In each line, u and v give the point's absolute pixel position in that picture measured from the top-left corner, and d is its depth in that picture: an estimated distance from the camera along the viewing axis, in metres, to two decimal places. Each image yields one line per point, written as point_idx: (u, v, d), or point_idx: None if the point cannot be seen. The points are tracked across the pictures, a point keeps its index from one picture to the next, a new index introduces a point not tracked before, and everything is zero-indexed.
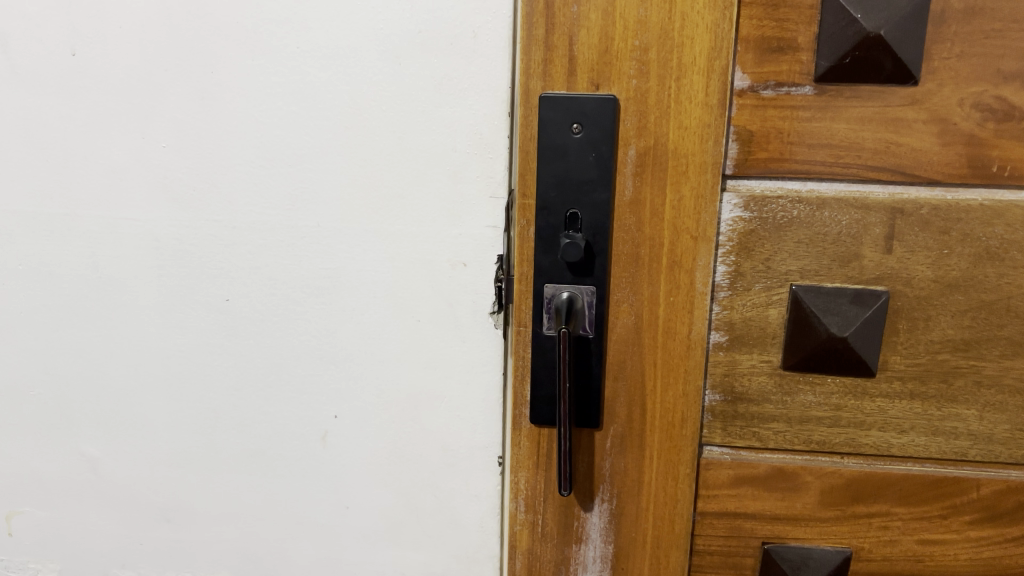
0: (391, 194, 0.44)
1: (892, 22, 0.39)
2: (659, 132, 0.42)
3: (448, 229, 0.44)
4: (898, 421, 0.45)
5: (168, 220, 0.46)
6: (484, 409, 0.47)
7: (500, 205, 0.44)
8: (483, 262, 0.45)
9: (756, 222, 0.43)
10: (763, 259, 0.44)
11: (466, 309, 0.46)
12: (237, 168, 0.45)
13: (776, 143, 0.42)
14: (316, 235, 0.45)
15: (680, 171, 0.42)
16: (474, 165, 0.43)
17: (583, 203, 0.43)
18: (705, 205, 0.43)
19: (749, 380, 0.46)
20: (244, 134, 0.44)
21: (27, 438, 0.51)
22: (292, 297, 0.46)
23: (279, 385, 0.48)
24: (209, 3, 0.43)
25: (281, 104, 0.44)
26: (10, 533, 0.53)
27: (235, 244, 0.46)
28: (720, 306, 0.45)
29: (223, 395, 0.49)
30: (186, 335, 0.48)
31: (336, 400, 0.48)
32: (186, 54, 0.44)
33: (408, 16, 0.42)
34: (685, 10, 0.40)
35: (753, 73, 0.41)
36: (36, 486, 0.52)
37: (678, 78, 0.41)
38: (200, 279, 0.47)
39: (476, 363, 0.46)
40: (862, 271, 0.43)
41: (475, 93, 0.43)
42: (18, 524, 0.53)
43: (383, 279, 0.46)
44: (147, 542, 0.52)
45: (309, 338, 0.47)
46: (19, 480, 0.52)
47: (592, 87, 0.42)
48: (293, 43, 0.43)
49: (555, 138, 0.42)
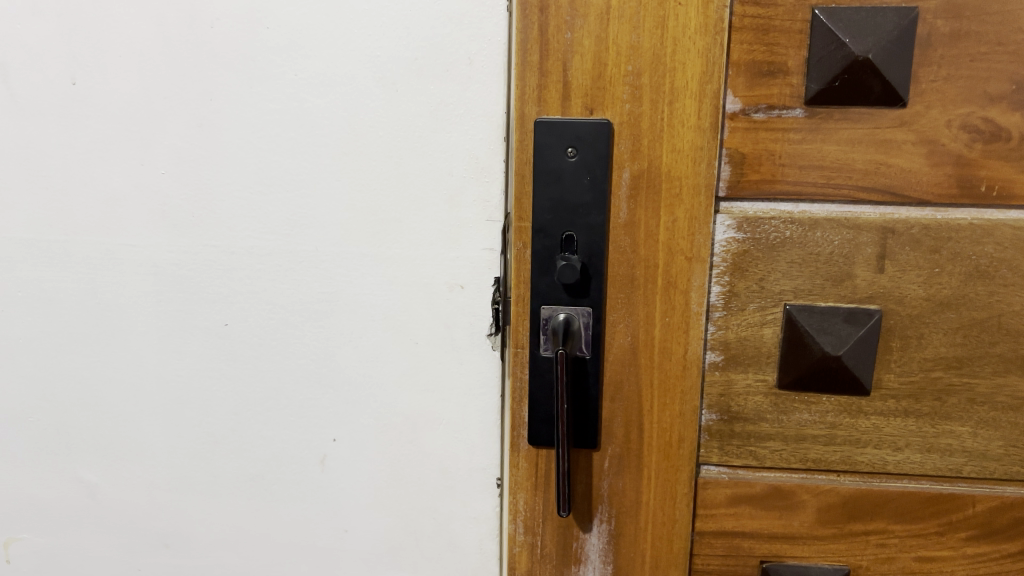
0: (389, 218, 0.45)
1: (880, 46, 0.40)
2: (653, 155, 0.43)
3: (446, 252, 0.45)
4: (892, 438, 0.46)
5: (167, 246, 0.47)
6: (483, 430, 0.47)
7: (497, 228, 0.45)
8: (480, 284, 0.45)
9: (749, 242, 0.44)
10: (758, 279, 0.44)
11: (464, 331, 0.46)
12: (236, 194, 0.45)
13: (768, 165, 0.43)
14: (314, 259, 0.46)
15: (674, 194, 0.43)
16: (471, 189, 0.44)
17: (578, 225, 0.43)
18: (699, 227, 0.43)
19: (745, 400, 0.46)
20: (243, 161, 0.45)
21: (26, 465, 0.51)
22: (291, 321, 0.47)
23: (278, 409, 0.48)
24: (209, 32, 0.43)
25: (279, 130, 0.44)
26: (8, 561, 0.53)
27: (233, 269, 0.47)
28: (716, 326, 0.45)
29: (221, 420, 0.49)
30: (185, 360, 0.48)
31: (335, 423, 0.48)
32: (185, 82, 0.44)
33: (405, 43, 0.42)
34: (677, 36, 0.41)
35: (744, 96, 0.42)
36: (35, 513, 0.52)
37: (671, 102, 0.42)
38: (199, 304, 0.47)
39: (474, 385, 0.47)
40: (855, 290, 0.44)
41: (471, 118, 0.43)
42: (18, 551, 0.53)
43: (381, 302, 0.46)
44: (146, 568, 0.52)
45: (307, 361, 0.47)
46: (18, 506, 0.52)
47: (586, 111, 0.42)
48: (291, 71, 0.43)
49: (550, 162, 0.43)
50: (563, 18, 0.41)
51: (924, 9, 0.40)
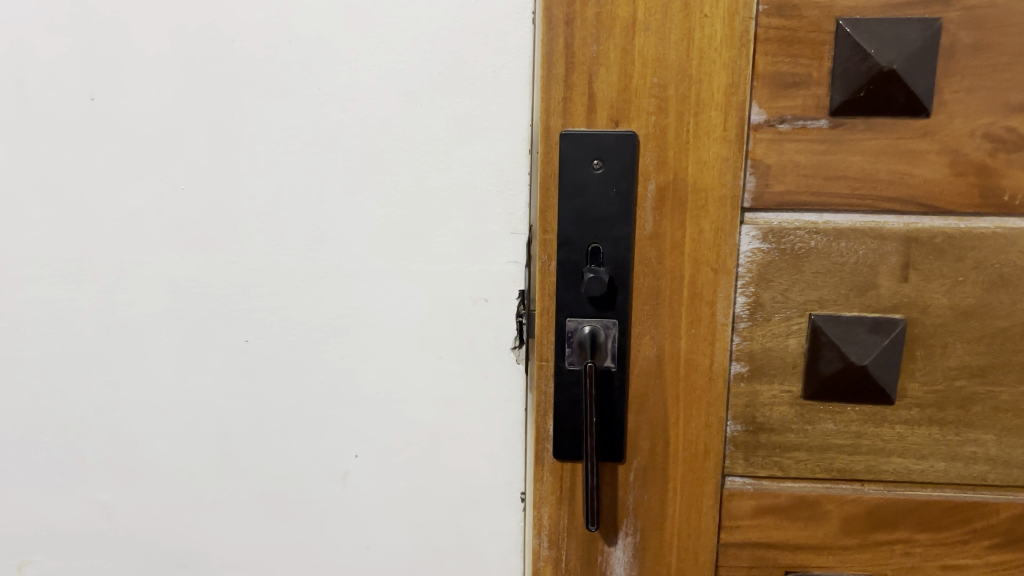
0: (412, 232, 0.44)
1: (904, 57, 0.40)
2: (678, 166, 0.43)
3: (470, 265, 0.45)
4: (917, 447, 0.46)
5: (186, 263, 0.46)
6: (506, 445, 0.47)
7: (521, 240, 0.44)
8: (504, 297, 0.45)
9: (774, 253, 0.44)
10: (783, 290, 0.44)
11: (487, 345, 0.46)
12: (257, 210, 0.45)
13: (793, 176, 0.43)
14: (336, 274, 0.45)
15: (700, 205, 0.43)
16: (495, 202, 0.44)
17: (604, 237, 0.43)
18: (725, 238, 0.43)
19: (771, 410, 0.46)
20: (264, 176, 0.44)
21: (39, 487, 0.50)
22: (313, 336, 0.46)
23: (299, 426, 0.48)
24: (230, 47, 0.43)
25: (302, 145, 0.44)
26: None
27: (253, 287, 0.46)
28: (741, 337, 0.45)
29: (241, 438, 0.48)
30: (203, 379, 0.48)
31: (356, 439, 0.47)
32: (205, 97, 0.44)
33: (429, 57, 0.42)
34: (702, 48, 0.41)
35: (769, 107, 0.42)
36: (49, 536, 0.51)
37: (697, 113, 0.42)
38: (218, 322, 0.47)
39: (497, 400, 0.46)
40: (879, 300, 0.44)
41: (495, 132, 0.43)
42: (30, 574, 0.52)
43: (403, 317, 0.46)
44: None
45: (329, 377, 0.47)
46: (32, 529, 0.51)
47: (612, 123, 0.42)
48: (313, 85, 0.43)
49: (575, 174, 0.43)
50: (588, 30, 0.41)
51: (948, 19, 0.40)
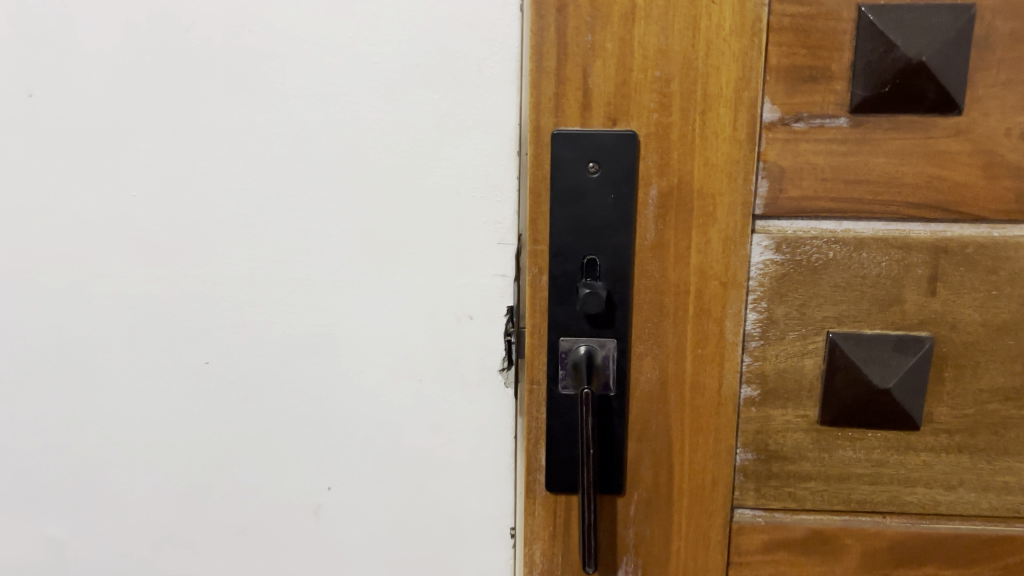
0: (389, 242, 0.40)
1: (934, 49, 0.36)
2: (683, 170, 0.38)
3: (453, 279, 0.40)
4: (944, 476, 0.42)
5: (141, 275, 0.42)
6: (495, 475, 0.43)
7: (510, 251, 0.40)
8: (491, 314, 0.41)
9: (789, 265, 0.40)
10: (798, 305, 0.40)
11: (473, 367, 0.41)
12: (217, 218, 0.41)
13: (810, 180, 0.39)
14: (305, 289, 0.41)
15: (706, 213, 0.39)
16: (481, 210, 0.40)
17: (602, 248, 0.39)
18: (734, 249, 0.39)
19: (784, 437, 0.42)
20: (226, 181, 0.40)
21: None
22: (281, 357, 0.42)
23: (267, 454, 0.43)
24: (185, 38, 0.39)
25: (266, 146, 0.40)
26: None
27: (215, 301, 0.42)
28: (752, 357, 0.41)
29: (205, 467, 0.44)
30: (160, 405, 0.43)
31: (330, 470, 0.43)
32: (160, 94, 0.40)
33: (406, 48, 0.38)
34: (710, 38, 0.37)
35: (782, 104, 0.38)
36: None
37: (704, 111, 0.38)
38: (177, 340, 0.42)
39: (485, 426, 0.42)
40: (904, 316, 0.40)
41: (480, 131, 0.39)
42: None
43: (381, 335, 0.41)
44: None
45: (299, 402, 0.43)
46: None
47: (609, 122, 0.38)
48: (278, 80, 0.39)
49: (570, 179, 0.38)
50: (583, 19, 0.37)
51: (983, 6, 0.36)
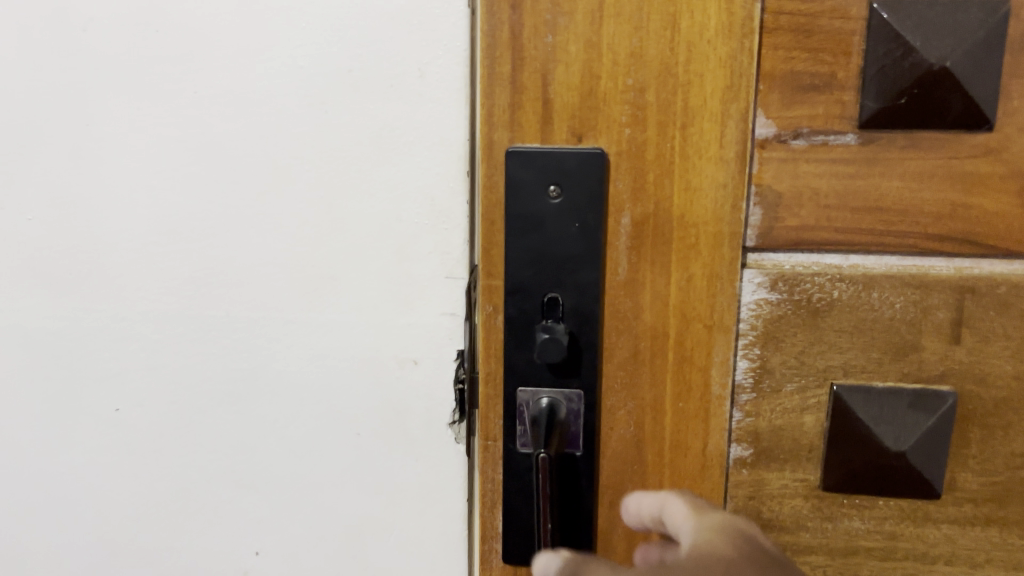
0: (321, 275, 0.35)
1: (961, 51, 0.30)
2: (660, 195, 0.33)
3: (395, 318, 0.35)
4: (969, 553, 0.36)
5: (41, 310, 0.37)
6: (444, 542, 0.37)
7: (460, 287, 0.35)
8: (439, 359, 0.36)
9: (786, 306, 0.34)
10: (796, 352, 0.34)
11: (419, 419, 0.36)
12: (125, 246, 0.36)
13: (811, 208, 0.33)
14: (226, 327, 0.36)
15: (688, 244, 0.33)
16: (426, 239, 0.34)
17: (565, 284, 0.33)
18: (720, 287, 0.33)
19: (780, 504, 0.36)
20: (133, 203, 0.35)
21: None
22: (199, 406, 0.37)
23: (187, 514, 0.38)
24: (82, 38, 0.34)
25: (178, 163, 0.34)
26: None
27: (125, 339, 0.37)
28: (742, 412, 0.35)
29: (118, 527, 0.39)
30: (68, 455, 0.38)
31: (259, 531, 0.38)
32: (57, 103, 0.34)
33: (336, 50, 0.33)
34: (691, 39, 0.32)
35: (777, 118, 0.32)
36: None
37: (685, 124, 0.32)
38: (84, 385, 0.38)
39: (431, 489, 0.37)
40: (921, 366, 0.34)
41: (424, 148, 0.33)
42: None
43: (313, 381, 0.36)
44: None
45: (224, 454, 0.37)
46: None
47: (574, 138, 0.32)
48: (190, 86, 0.34)
49: (528, 205, 0.33)
50: (542, 16, 0.32)
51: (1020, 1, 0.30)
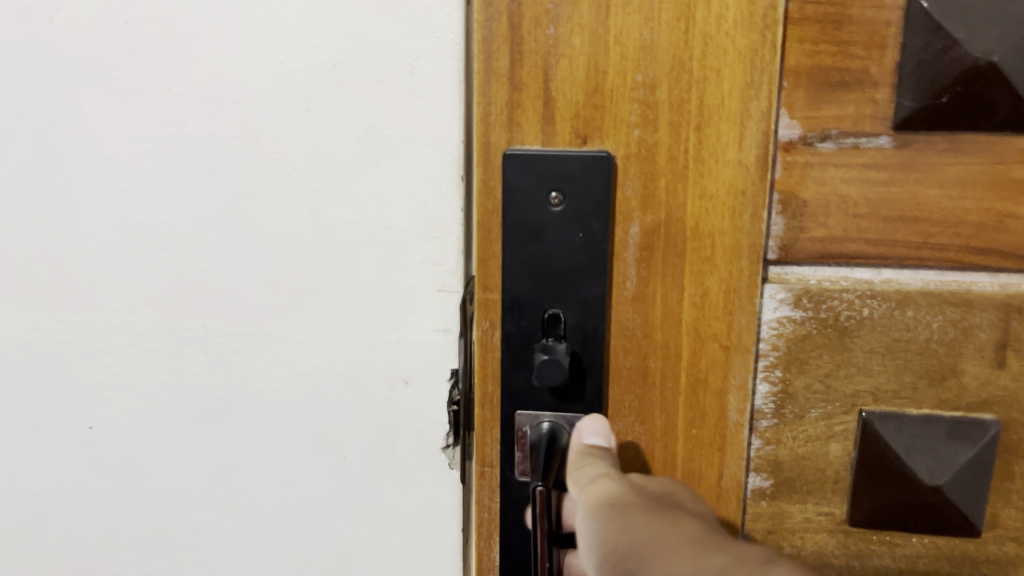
0: (305, 286, 0.32)
1: (1010, 45, 0.27)
2: (673, 203, 0.30)
3: (384, 334, 0.32)
4: None
5: (7, 321, 0.35)
6: None
7: (453, 301, 0.32)
8: (431, 379, 0.33)
9: (811, 324, 0.31)
10: (822, 376, 0.31)
11: (409, 445, 0.33)
12: (96, 253, 0.34)
13: (839, 217, 0.30)
14: (203, 341, 0.34)
15: (703, 257, 0.30)
16: (416, 249, 0.31)
17: (567, 299, 0.31)
18: (739, 303, 0.30)
19: (802, 539, 0.33)
20: (104, 209, 0.33)
21: None
22: (176, 424, 0.35)
23: (164, 540, 0.36)
24: (48, 29, 0.31)
25: (151, 165, 0.32)
26: None
27: (97, 353, 0.35)
28: (762, 439, 0.32)
29: (91, 552, 0.37)
30: (41, 474, 0.37)
31: (240, 559, 0.36)
32: (23, 99, 0.32)
33: (319, 43, 0.30)
34: (708, 31, 0.28)
35: (804, 118, 0.29)
36: None
37: (700, 126, 0.29)
38: (54, 402, 0.36)
39: (422, 519, 0.34)
40: (961, 392, 0.31)
41: (413, 150, 0.31)
42: None
43: (295, 401, 0.34)
44: None
45: (201, 480, 0.36)
46: None
47: (578, 139, 0.29)
48: (163, 82, 0.31)
49: (527, 213, 0.30)
50: (543, 6, 0.29)
51: None
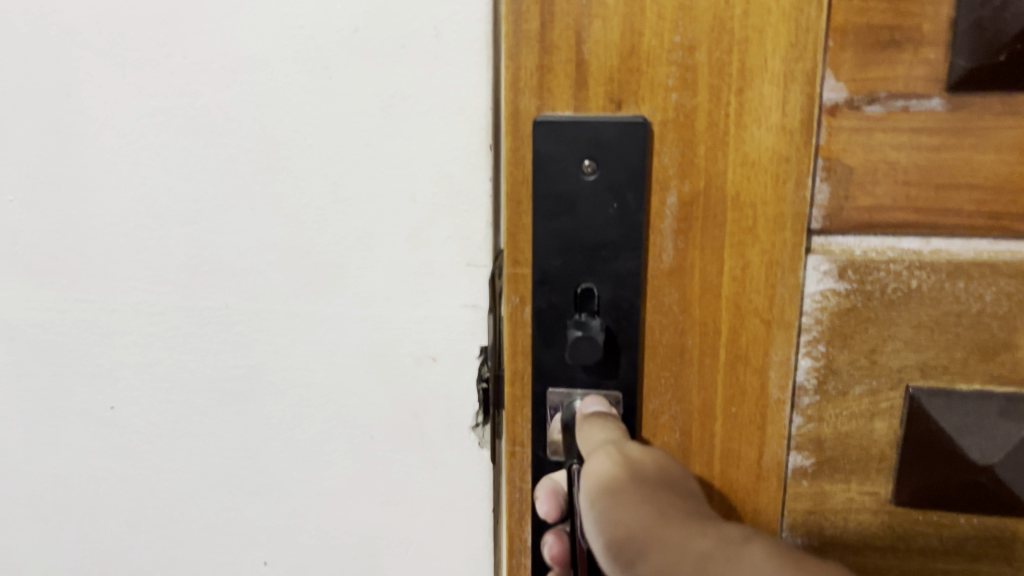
0: (328, 262, 0.31)
1: None
2: (713, 171, 0.28)
3: (410, 311, 0.32)
4: None
5: (24, 301, 0.34)
6: (467, 558, 0.34)
7: (482, 276, 0.31)
8: (459, 356, 0.32)
9: (857, 297, 0.30)
10: (868, 351, 0.30)
11: (438, 423, 0.33)
12: (112, 230, 0.33)
13: (887, 184, 0.28)
14: (223, 321, 0.33)
15: (744, 227, 0.29)
16: (443, 223, 0.30)
17: (600, 273, 0.29)
18: (782, 276, 0.29)
19: (844, 519, 0.32)
20: (119, 186, 0.32)
21: None
22: (197, 405, 0.34)
23: (187, 522, 0.36)
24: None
25: (167, 138, 0.31)
26: None
27: (115, 333, 0.34)
28: (803, 416, 0.31)
29: (114, 534, 0.37)
30: (65, 454, 0.36)
31: (265, 542, 0.35)
32: (33, 72, 0.31)
33: (339, 6, 0.28)
34: None
35: (851, 81, 0.28)
36: None
37: (741, 89, 0.27)
38: (73, 382, 0.35)
39: (451, 499, 0.33)
40: (1014, 367, 0.29)
41: (439, 119, 0.29)
42: None
43: (320, 379, 0.33)
44: None
45: (225, 460, 0.35)
46: None
47: (612, 105, 0.28)
48: (177, 51, 0.30)
49: (558, 183, 0.29)
50: None
51: None
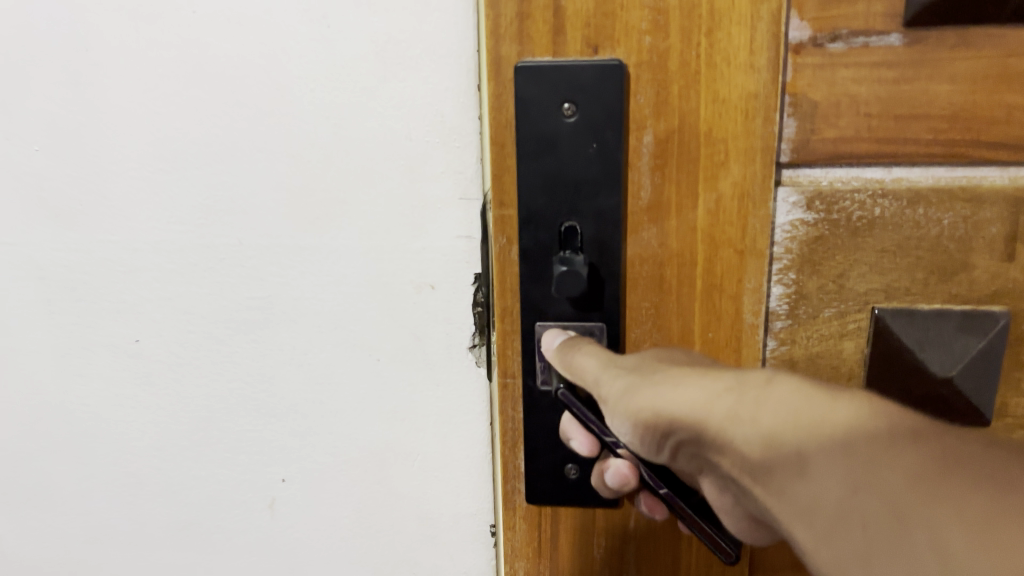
0: (331, 200, 0.33)
1: None
2: (686, 108, 0.30)
3: (409, 243, 0.33)
4: None
5: (48, 242, 0.36)
6: (470, 468, 0.37)
7: (475, 209, 0.32)
8: (455, 284, 0.34)
9: (823, 226, 0.32)
10: (835, 276, 0.32)
11: (438, 345, 0.35)
12: (132, 174, 0.34)
13: (850, 117, 0.30)
14: (238, 256, 0.35)
15: (716, 161, 0.30)
16: (437, 158, 0.32)
17: (582, 212, 0.31)
18: (754, 209, 0.31)
19: None
20: (137, 129, 0.33)
21: None
22: (215, 336, 0.36)
23: (211, 443, 0.38)
24: None
25: (176, 84, 0.32)
26: None
27: (136, 272, 0.36)
28: (777, 341, 0.33)
29: (140, 459, 0.39)
30: (92, 389, 0.38)
31: (282, 461, 0.38)
32: (48, 24, 0.32)
33: None
34: None
35: (814, 20, 0.29)
36: None
37: (711, 29, 0.29)
38: (96, 316, 0.37)
39: (455, 414, 0.36)
40: (971, 286, 0.32)
41: (431, 60, 0.31)
42: None
43: (326, 309, 0.35)
44: None
45: (244, 387, 0.37)
46: None
47: (588, 49, 0.30)
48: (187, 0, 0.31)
49: (540, 125, 0.30)
50: None
51: None
